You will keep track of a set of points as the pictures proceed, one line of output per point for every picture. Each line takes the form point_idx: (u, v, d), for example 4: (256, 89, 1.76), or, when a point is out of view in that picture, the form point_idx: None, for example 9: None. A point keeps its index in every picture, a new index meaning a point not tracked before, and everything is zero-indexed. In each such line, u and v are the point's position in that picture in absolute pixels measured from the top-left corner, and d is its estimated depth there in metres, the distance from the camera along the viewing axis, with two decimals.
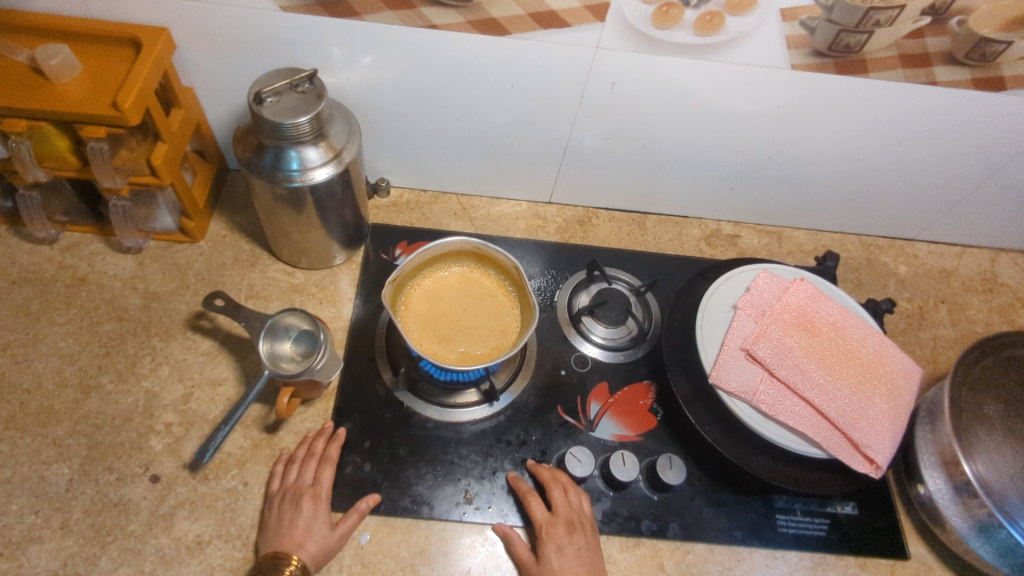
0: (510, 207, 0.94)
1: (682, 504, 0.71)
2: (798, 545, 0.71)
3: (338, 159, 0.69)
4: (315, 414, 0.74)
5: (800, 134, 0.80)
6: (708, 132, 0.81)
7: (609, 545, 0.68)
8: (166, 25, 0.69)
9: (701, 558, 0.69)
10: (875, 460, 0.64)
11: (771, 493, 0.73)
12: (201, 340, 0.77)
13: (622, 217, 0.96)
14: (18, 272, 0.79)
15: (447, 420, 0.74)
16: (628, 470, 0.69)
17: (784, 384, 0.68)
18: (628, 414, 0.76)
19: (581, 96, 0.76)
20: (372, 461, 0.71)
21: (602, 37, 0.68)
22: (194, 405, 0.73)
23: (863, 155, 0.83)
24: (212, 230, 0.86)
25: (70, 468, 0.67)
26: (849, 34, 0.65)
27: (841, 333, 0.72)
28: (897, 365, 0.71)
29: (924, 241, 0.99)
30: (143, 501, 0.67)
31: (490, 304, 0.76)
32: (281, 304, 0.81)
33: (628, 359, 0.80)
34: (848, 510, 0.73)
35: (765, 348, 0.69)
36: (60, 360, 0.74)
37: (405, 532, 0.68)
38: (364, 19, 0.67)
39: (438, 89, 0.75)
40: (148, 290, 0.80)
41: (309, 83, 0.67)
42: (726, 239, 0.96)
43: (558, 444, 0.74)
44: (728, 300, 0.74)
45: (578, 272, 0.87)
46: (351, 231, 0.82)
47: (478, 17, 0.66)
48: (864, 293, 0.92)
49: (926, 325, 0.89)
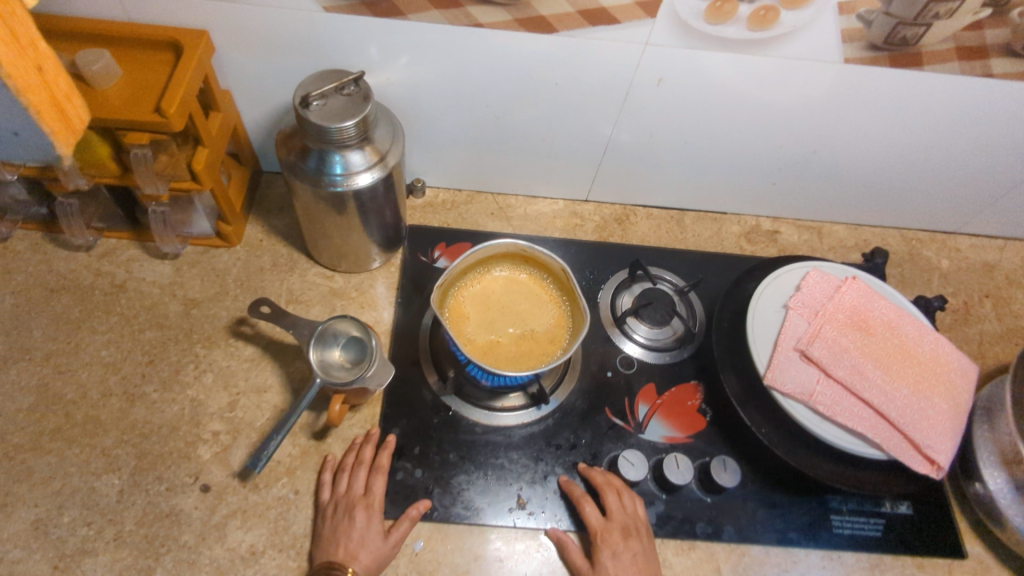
0: (547, 206, 0.93)
1: (736, 506, 0.71)
2: (854, 545, 0.70)
3: (382, 162, 0.69)
4: (362, 420, 0.73)
5: (845, 129, 0.79)
6: (753, 126, 0.79)
7: (664, 549, 0.68)
8: (206, 28, 0.68)
9: (757, 561, 0.68)
10: (937, 461, 0.63)
11: (825, 493, 0.72)
12: (244, 346, 0.76)
13: (660, 214, 0.94)
14: (56, 279, 0.78)
15: (496, 425, 0.73)
16: (682, 471, 0.69)
17: (842, 385, 0.67)
18: (677, 415, 0.75)
19: (627, 93, 0.75)
20: (423, 467, 0.70)
21: (652, 33, 0.66)
22: (240, 413, 0.72)
23: (909, 148, 0.82)
24: (249, 234, 0.85)
25: (119, 479, 0.67)
26: (907, 27, 0.64)
27: (897, 332, 0.71)
28: (954, 363, 0.70)
29: (966, 234, 0.98)
30: (195, 511, 0.66)
31: (534, 303, 0.75)
32: (321, 308, 0.80)
33: (673, 359, 0.79)
34: (903, 510, 0.72)
35: (821, 348, 0.68)
36: (103, 370, 0.73)
37: (459, 539, 0.67)
38: (409, 19, 0.66)
39: (482, 87, 0.74)
40: (188, 296, 0.79)
41: (355, 86, 0.66)
42: (767, 235, 0.94)
43: (609, 446, 0.73)
44: (779, 299, 0.73)
45: (620, 271, 0.86)
46: (391, 233, 0.81)
47: (527, 15, 0.65)
48: (909, 288, 0.91)
49: (973, 319, 0.88)
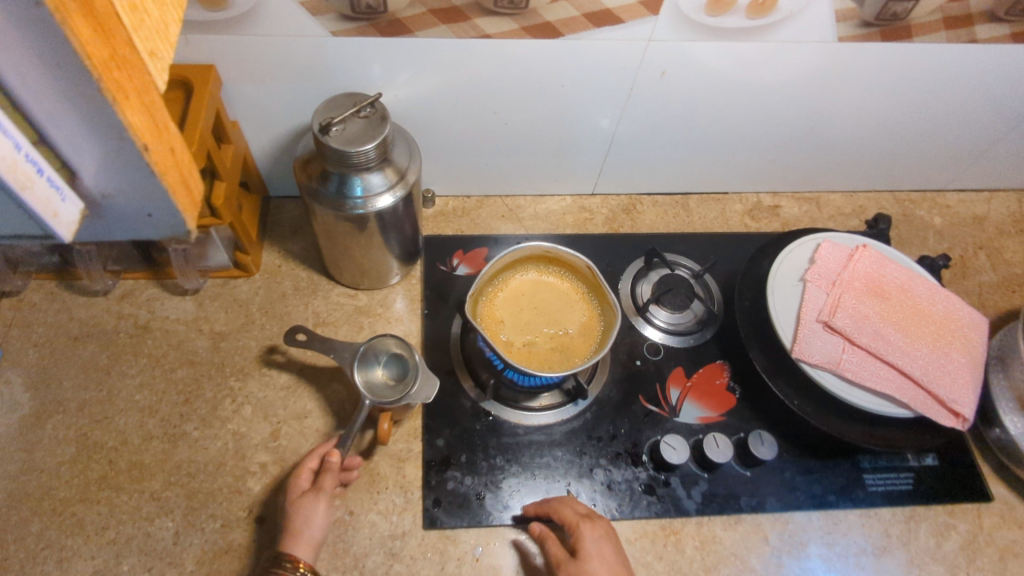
0: (555, 204, 0.94)
1: (775, 477, 0.74)
2: (888, 501, 0.73)
3: (403, 181, 0.69)
4: (406, 434, 0.74)
5: (840, 102, 0.82)
6: (753, 108, 0.81)
7: (713, 526, 0.71)
8: (213, 62, 0.67)
9: (800, 526, 0.72)
10: (962, 413, 0.67)
11: (856, 454, 0.76)
12: (278, 375, 0.77)
13: (665, 200, 0.96)
14: (79, 327, 0.77)
15: (537, 424, 0.75)
16: (722, 450, 0.72)
17: (866, 350, 0.70)
18: (707, 395, 0.78)
19: (632, 87, 0.76)
20: (471, 474, 0.72)
21: (656, 29, 0.68)
22: (284, 441, 0.73)
23: (900, 115, 0.85)
24: (266, 261, 0.85)
25: (173, 522, 0.67)
26: (898, 2, 0.67)
27: (911, 294, 0.74)
28: (966, 319, 0.74)
29: (954, 190, 1.02)
30: (254, 544, 0.67)
31: (563, 302, 0.76)
32: (350, 328, 0.81)
33: (698, 341, 0.82)
34: (929, 462, 0.76)
35: (843, 318, 0.71)
36: (140, 414, 0.73)
37: (516, 540, 0.69)
38: (417, 36, 0.66)
39: (490, 95, 0.75)
40: (214, 330, 0.79)
41: (371, 108, 0.66)
42: (769, 211, 0.97)
43: (648, 433, 0.75)
44: (796, 274, 0.76)
45: (636, 261, 0.88)
46: (411, 247, 0.81)
47: (533, 22, 0.66)
48: (907, 248, 0.95)
49: (970, 272, 0.92)
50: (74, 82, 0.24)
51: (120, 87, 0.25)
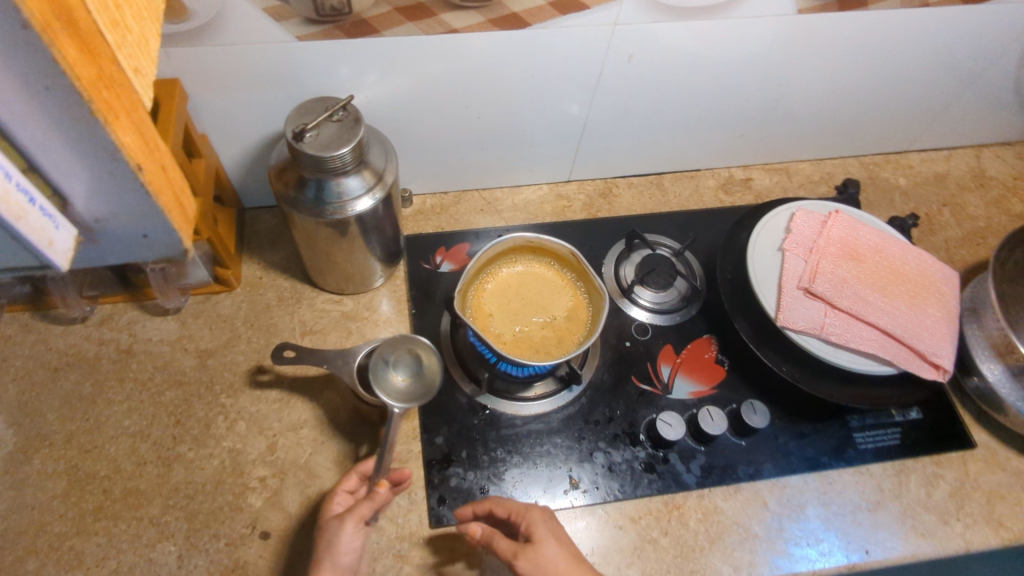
0: (532, 193, 0.95)
1: (768, 444, 0.76)
2: (878, 456, 0.76)
3: (381, 182, 0.69)
4: (405, 435, 0.74)
5: (803, 74, 0.84)
6: (720, 84, 0.83)
7: (714, 497, 0.72)
8: (177, 76, 0.66)
9: (797, 490, 0.74)
10: (942, 365, 0.70)
11: (844, 415, 0.78)
12: (269, 388, 0.76)
13: (639, 181, 0.97)
14: (59, 357, 0.76)
15: (534, 414, 0.76)
16: (717, 422, 0.73)
17: (848, 313, 0.72)
18: (698, 370, 0.80)
19: (601, 71, 0.76)
20: (473, 469, 0.72)
21: (621, 13, 0.68)
22: (282, 453, 0.72)
23: (861, 82, 0.87)
24: (246, 274, 0.83)
25: (176, 545, 0.66)
26: None
27: (885, 255, 0.76)
28: (938, 274, 0.76)
29: (915, 150, 1.05)
30: (261, 560, 0.66)
31: (549, 290, 0.77)
32: (338, 334, 0.80)
33: (684, 318, 0.83)
34: (913, 416, 0.79)
35: (823, 283, 0.73)
36: (130, 440, 0.72)
37: None
38: (385, 35, 0.65)
39: (461, 90, 0.75)
40: (200, 348, 0.78)
41: (343, 110, 0.65)
42: (741, 184, 0.99)
43: (644, 412, 0.76)
44: (774, 244, 0.78)
45: (617, 244, 0.89)
46: (393, 248, 0.81)
47: (500, 14, 0.66)
48: (876, 211, 0.97)
49: (937, 229, 0.95)
50: (67, 106, 0.26)
51: (108, 108, 0.27)
